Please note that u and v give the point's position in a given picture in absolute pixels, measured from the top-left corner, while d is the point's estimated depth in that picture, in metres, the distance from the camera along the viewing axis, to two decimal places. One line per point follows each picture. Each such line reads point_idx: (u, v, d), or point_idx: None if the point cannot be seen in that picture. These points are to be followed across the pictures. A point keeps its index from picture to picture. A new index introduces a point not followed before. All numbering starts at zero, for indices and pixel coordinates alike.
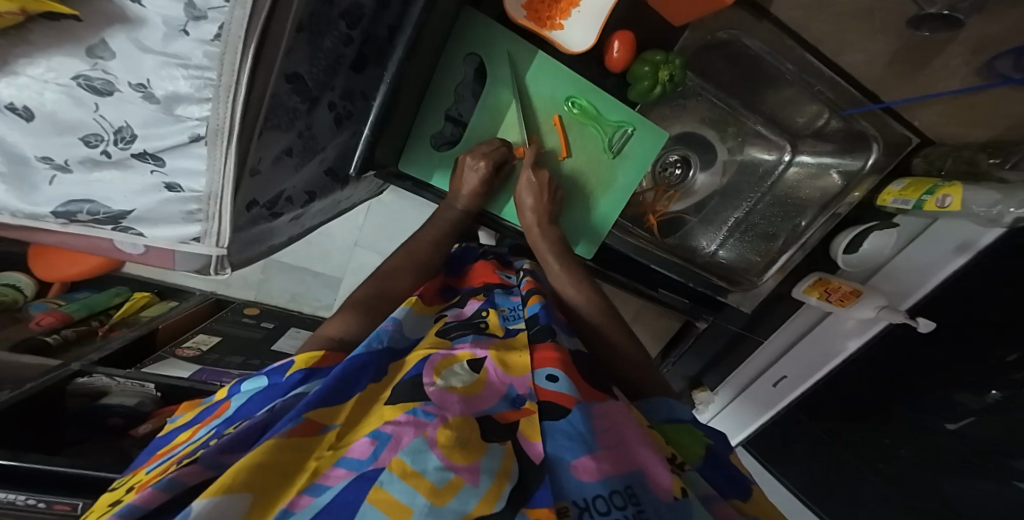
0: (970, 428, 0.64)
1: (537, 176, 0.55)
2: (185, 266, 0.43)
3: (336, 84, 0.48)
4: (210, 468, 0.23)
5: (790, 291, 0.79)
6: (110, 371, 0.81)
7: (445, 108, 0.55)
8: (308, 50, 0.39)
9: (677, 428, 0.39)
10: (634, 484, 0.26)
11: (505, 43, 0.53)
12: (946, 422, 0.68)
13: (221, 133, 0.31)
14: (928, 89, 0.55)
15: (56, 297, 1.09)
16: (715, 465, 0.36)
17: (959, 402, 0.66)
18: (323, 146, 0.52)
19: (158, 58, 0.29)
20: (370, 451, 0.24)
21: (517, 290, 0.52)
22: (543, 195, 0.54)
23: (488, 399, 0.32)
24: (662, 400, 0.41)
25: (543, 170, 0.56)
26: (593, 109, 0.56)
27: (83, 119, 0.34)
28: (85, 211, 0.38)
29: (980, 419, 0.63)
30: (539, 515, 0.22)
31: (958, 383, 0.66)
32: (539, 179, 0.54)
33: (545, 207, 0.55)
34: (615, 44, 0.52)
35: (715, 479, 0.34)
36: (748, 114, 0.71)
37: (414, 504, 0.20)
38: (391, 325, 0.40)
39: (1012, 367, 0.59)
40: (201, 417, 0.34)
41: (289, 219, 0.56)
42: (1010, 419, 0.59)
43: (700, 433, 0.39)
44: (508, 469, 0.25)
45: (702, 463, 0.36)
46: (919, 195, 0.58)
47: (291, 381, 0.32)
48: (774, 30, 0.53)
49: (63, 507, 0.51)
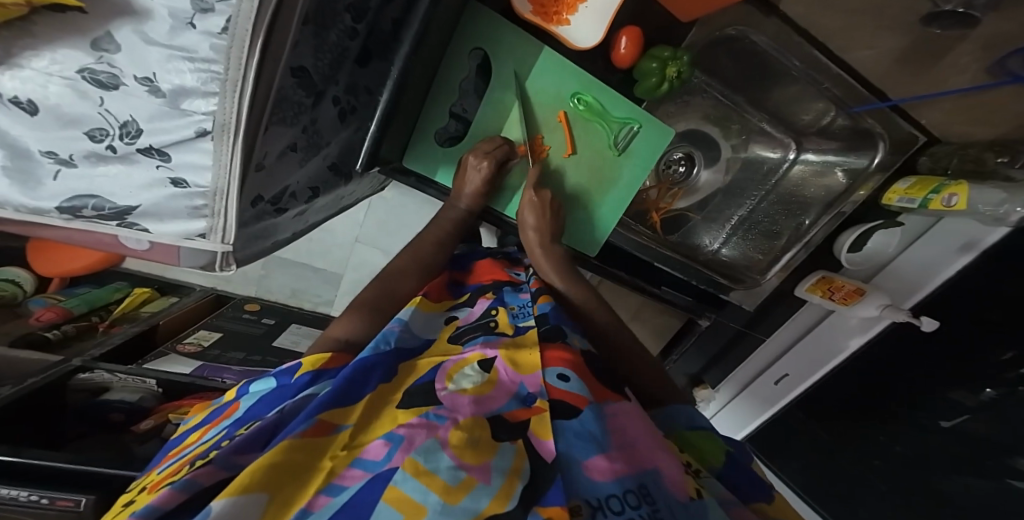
0: (966, 425, 0.65)
1: (538, 196, 0.54)
2: (190, 261, 0.43)
3: (340, 78, 0.48)
4: (225, 469, 0.23)
5: (793, 290, 0.79)
6: (111, 367, 0.81)
7: (449, 105, 0.55)
8: (313, 43, 0.39)
9: (699, 435, 0.38)
10: (648, 483, 0.26)
11: (511, 38, 0.52)
12: (942, 420, 0.69)
13: (228, 128, 0.31)
14: (935, 87, 0.54)
15: (56, 293, 1.09)
16: (737, 471, 0.35)
17: (955, 401, 0.66)
18: (327, 141, 0.52)
19: (164, 52, 0.28)
20: (384, 453, 0.24)
21: (526, 287, 0.53)
22: (546, 213, 0.54)
23: (497, 399, 0.32)
24: (679, 408, 0.41)
25: (544, 188, 0.55)
26: (597, 104, 0.55)
27: (87, 113, 0.33)
28: (90, 206, 0.38)
29: (976, 417, 0.63)
30: (552, 514, 0.21)
31: (954, 381, 0.67)
32: (540, 197, 0.54)
33: (548, 227, 0.54)
34: (622, 40, 0.51)
35: (739, 483, 0.35)
36: (753, 111, 0.71)
37: (427, 502, 0.20)
38: (397, 326, 0.40)
39: (1010, 366, 0.59)
40: (211, 419, 0.34)
41: (292, 215, 0.55)
42: (1006, 417, 0.59)
43: (721, 439, 0.38)
44: (519, 468, 0.25)
45: (724, 468, 0.36)
46: (925, 194, 0.58)
47: (299, 383, 0.32)
48: (782, 25, 0.53)
49: (66, 503, 0.50)
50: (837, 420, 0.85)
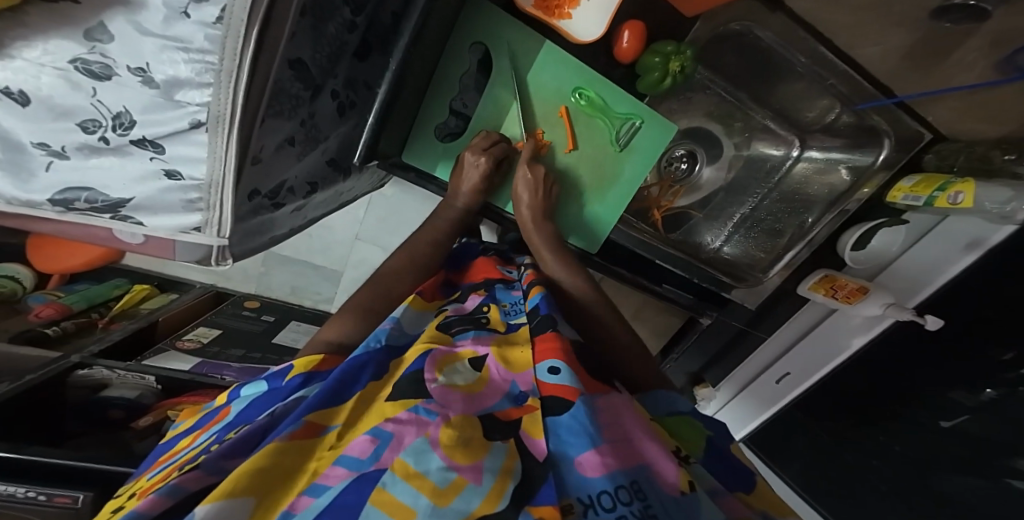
0: (966, 425, 0.64)
1: (532, 172, 0.54)
2: (186, 256, 0.43)
3: (339, 72, 0.47)
4: (212, 474, 0.23)
5: (795, 288, 0.78)
6: (110, 363, 0.80)
7: (449, 100, 0.54)
8: (311, 35, 0.38)
9: (677, 420, 0.38)
10: (640, 480, 0.26)
11: (512, 31, 0.52)
12: (942, 420, 0.68)
13: (223, 120, 0.31)
14: (938, 85, 0.54)
15: (55, 289, 1.09)
16: (719, 457, 0.35)
17: (954, 401, 0.66)
18: (326, 136, 0.51)
19: (158, 42, 0.28)
20: (370, 450, 0.24)
21: (518, 285, 0.52)
22: (539, 193, 0.53)
23: (489, 397, 0.32)
24: (661, 393, 0.41)
25: (539, 166, 0.54)
26: (599, 100, 0.55)
27: (79, 104, 0.32)
28: (82, 199, 0.38)
29: (976, 416, 0.63)
30: (543, 513, 0.21)
31: (954, 381, 0.66)
32: (535, 175, 0.53)
33: (541, 205, 0.54)
34: (624, 34, 0.51)
35: (718, 472, 0.34)
36: (757, 108, 0.70)
37: (417, 505, 0.20)
38: (389, 324, 0.39)
39: (1009, 367, 0.59)
40: (200, 424, 0.34)
41: (291, 210, 0.55)
42: (1005, 418, 0.59)
43: (701, 425, 0.38)
44: (511, 468, 0.24)
45: (704, 455, 0.35)
46: (931, 191, 0.57)
47: (290, 385, 0.31)
48: (787, 21, 0.52)
49: (64, 499, 0.50)
50: (837, 419, 0.85)
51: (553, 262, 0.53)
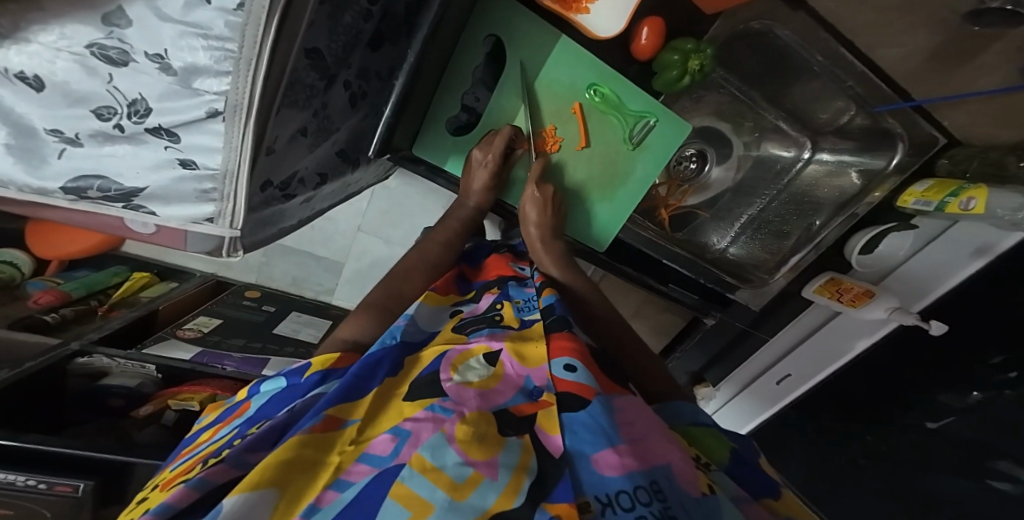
0: (953, 426, 0.69)
1: (540, 192, 0.53)
2: (197, 247, 0.43)
3: (352, 62, 0.46)
4: (236, 467, 0.22)
5: (800, 290, 0.77)
6: (109, 351, 0.79)
7: (461, 93, 0.53)
8: (328, 24, 0.37)
9: (702, 430, 0.37)
10: (660, 479, 0.25)
11: (529, 26, 0.51)
12: (927, 420, 0.73)
13: (240, 108, 0.30)
14: (962, 88, 0.53)
15: (55, 275, 1.08)
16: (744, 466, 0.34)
17: (940, 403, 0.70)
18: (337, 127, 0.50)
19: (177, 28, 0.27)
20: (391, 448, 0.24)
21: (530, 282, 0.51)
22: (547, 210, 0.53)
23: (503, 393, 0.31)
24: (684, 405, 0.40)
25: (547, 185, 0.54)
26: (614, 97, 0.54)
27: (94, 90, 0.32)
28: (95, 187, 0.37)
29: (962, 418, 0.68)
30: (559, 510, 0.21)
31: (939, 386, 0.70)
32: (542, 194, 0.53)
33: (549, 222, 0.54)
34: (644, 30, 0.50)
35: (748, 482, 0.33)
36: (770, 109, 0.70)
37: (434, 498, 0.19)
38: (404, 320, 0.39)
39: (998, 370, 0.62)
40: (223, 417, 0.33)
41: (299, 202, 0.54)
42: (993, 418, 0.64)
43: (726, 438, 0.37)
44: (527, 464, 0.24)
45: (730, 465, 0.34)
46: (942, 197, 0.57)
47: (309, 383, 0.31)
48: (808, 20, 0.52)
49: (65, 488, 0.51)
50: (832, 419, 0.87)
51: (557, 268, 0.53)
